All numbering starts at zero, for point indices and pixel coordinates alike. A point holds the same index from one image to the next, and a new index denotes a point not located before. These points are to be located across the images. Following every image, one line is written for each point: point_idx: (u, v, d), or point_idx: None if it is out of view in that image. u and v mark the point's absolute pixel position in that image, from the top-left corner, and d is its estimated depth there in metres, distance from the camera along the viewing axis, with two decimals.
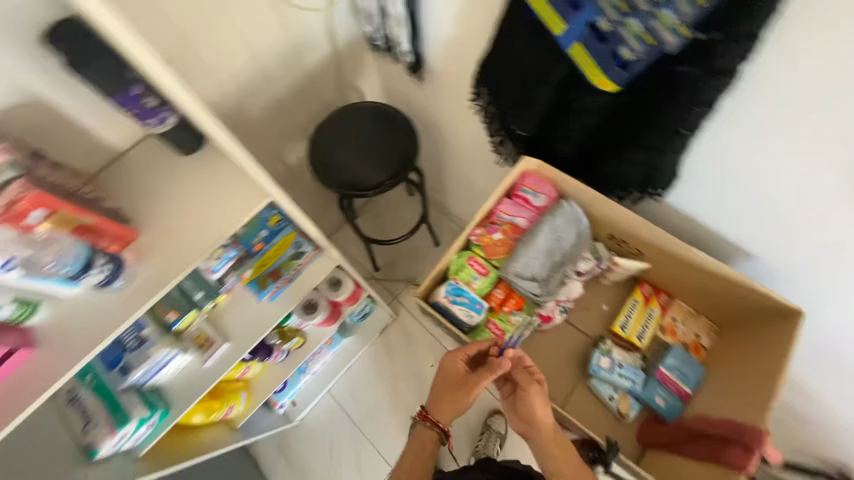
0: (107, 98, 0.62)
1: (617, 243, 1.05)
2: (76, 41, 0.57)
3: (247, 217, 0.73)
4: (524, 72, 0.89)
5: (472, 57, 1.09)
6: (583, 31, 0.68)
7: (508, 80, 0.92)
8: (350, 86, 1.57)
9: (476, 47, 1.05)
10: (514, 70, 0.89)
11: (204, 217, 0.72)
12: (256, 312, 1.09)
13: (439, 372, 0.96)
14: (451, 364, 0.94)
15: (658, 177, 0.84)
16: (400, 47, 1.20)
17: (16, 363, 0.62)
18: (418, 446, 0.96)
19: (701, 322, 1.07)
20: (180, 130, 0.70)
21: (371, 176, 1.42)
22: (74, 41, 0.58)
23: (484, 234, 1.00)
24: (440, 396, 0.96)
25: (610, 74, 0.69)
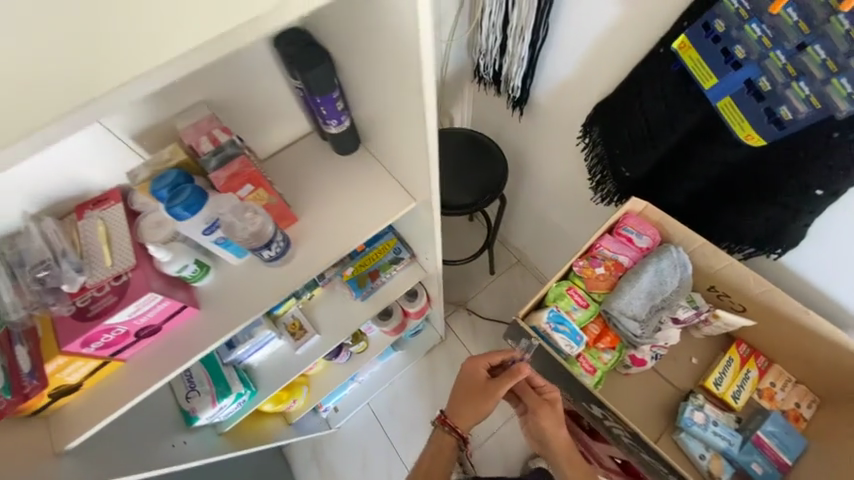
0: (308, 97, 0.69)
1: (718, 296, 1.04)
2: (301, 47, 0.66)
3: (393, 218, 0.78)
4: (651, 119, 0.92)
5: (587, 100, 1.15)
6: (739, 87, 0.72)
7: (631, 125, 0.97)
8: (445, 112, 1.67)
9: (595, 91, 1.11)
10: (642, 116, 0.93)
11: (355, 212, 0.78)
12: (348, 310, 1.13)
13: (460, 376, 0.97)
14: (471, 371, 0.95)
15: (784, 234, 0.85)
16: (512, 82, 1.28)
17: (183, 318, 0.67)
18: (437, 449, 0.98)
19: (802, 392, 1.02)
20: (347, 133, 0.78)
21: (459, 196, 1.48)
22: (296, 48, 0.66)
23: (587, 266, 1.01)
24: (459, 403, 0.96)
25: (761, 131, 0.73)
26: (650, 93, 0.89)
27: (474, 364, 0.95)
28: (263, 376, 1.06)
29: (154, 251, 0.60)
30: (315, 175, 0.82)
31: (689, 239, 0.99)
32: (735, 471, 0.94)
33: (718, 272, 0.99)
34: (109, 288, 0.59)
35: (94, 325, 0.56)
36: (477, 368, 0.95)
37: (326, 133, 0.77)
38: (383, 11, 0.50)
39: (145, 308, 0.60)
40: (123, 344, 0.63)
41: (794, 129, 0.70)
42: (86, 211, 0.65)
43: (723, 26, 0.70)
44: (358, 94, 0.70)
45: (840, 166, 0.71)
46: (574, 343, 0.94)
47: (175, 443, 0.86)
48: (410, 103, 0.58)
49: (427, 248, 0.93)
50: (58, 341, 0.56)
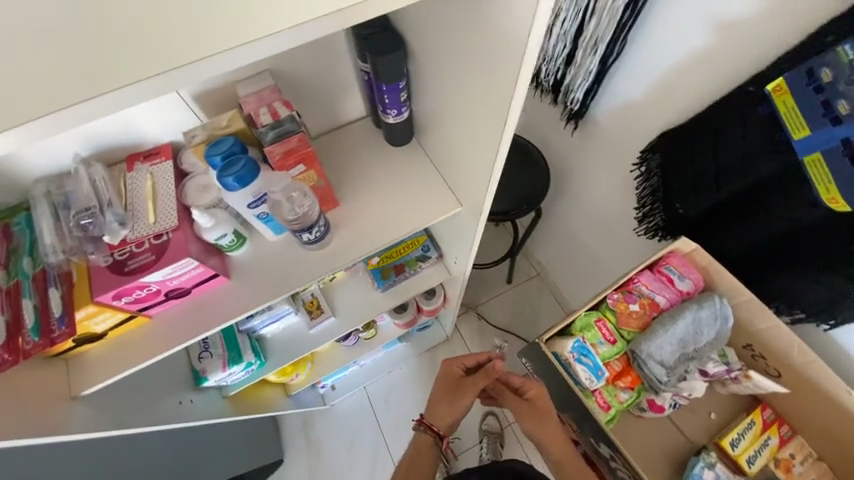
0: (374, 83, 0.67)
1: (753, 355, 0.99)
2: (378, 31, 0.63)
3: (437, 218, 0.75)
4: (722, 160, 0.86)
5: (652, 127, 1.09)
6: (834, 145, 0.66)
7: (698, 162, 0.91)
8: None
9: (662, 119, 1.05)
10: (713, 154, 0.87)
11: (398, 205, 0.75)
12: (367, 298, 1.12)
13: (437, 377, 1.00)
14: (446, 371, 0.99)
15: (844, 308, 0.79)
16: (573, 94, 1.21)
17: (212, 285, 0.66)
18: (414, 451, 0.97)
19: (821, 470, 0.97)
20: (404, 125, 0.76)
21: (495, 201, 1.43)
22: (373, 31, 0.63)
23: (621, 300, 0.97)
24: (436, 403, 0.98)
25: (846, 195, 0.68)
26: (729, 133, 0.83)
27: (450, 364, 0.99)
28: (274, 349, 1.06)
29: (197, 215, 0.59)
30: (363, 161, 0.79)
31: (735, 291, 0.94)
32: None
33: (758, 331, 0.93)
34: (148, 245, 0.58)
35: (129, 280, 0.56)
36: (452, 368, 0.98)
37: (383, 122, 0.75)
38: (481, 7, 0.47)
39: (178, 271, 0.59)
40: (152, 302, 0.62)
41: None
42: (136, 163, 0.64)
43: (830, 76, 0.64)
44: (425, 88, 0.67)
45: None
46: (595, 379, 0.92)
47: (183, 400, 0.87)
48: (487, 107, 0.55)
49: (461, 253, 0.90)
50: (91, 289, 0.55)
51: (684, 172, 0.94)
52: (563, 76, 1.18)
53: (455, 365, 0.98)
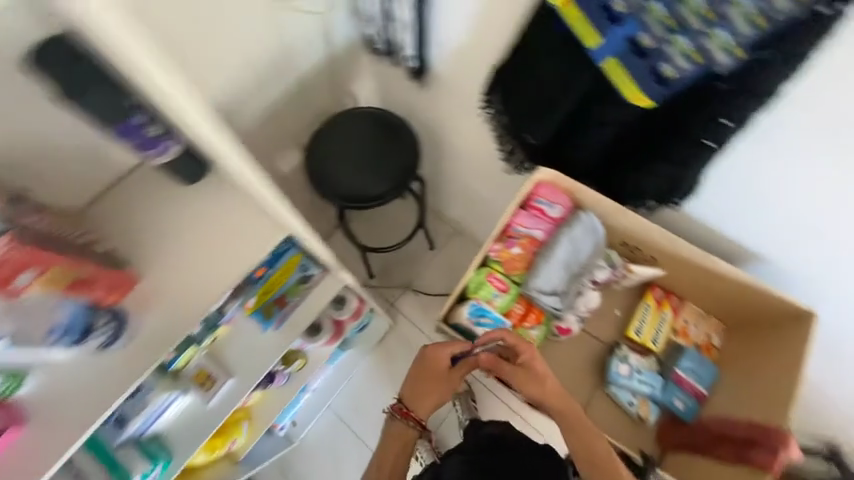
0: (104, 129, 0.55)
1: (631, 250, 1.05)
2: (69, 65, 0.49)
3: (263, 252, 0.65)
4: (544, 86, 0.85)
5: (480, 65, 1.05)
6: (620, 46, 0.65)
7: (526, 92, 0.89)
8: (345, 92, 1.49)
9: (486, 54, 1.01)
10: (532, 82, 0.86)
11: (231, 253, 0.71)
12: (261, 343, 1.01)
13: (415, 367, 0.96)
14: (425, 362, 0.94)
15: (681, 188, 0.84)
16: (404, 51, 1.16)
17: (7, 441, 0.62)
18: (399, 444, 0.95)
19: (711, 322, 1.08)
20: (184, 157, 0.66)
21: (371, 185, 1.35)
22: (68, 66, 0.50)
23: (503, 249, 0.99)
24: (418, 393, 0.96)
25: (647, 91, 0.66)
26: (540, 55, 0.81)
27: (433, 354, 0.93)
28: (178, 438, 0.94)
29: None
30: (177, 223, 0.72)
31: (598, 202, 0.98)
32: (661, 409, 1.01)
33: (626, 229, 0.99)
34: None
35: None
36: (435, 357, 0.93)
37: (154, 163, 0.63)
38: None
39: None
40: None
41: (675, 89, 0.65)
42: None
43: None
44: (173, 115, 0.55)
45: (726, 119, 0.68)
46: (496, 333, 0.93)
47: None
48: None
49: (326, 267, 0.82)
50: None
51: (520, 105, 0.93)
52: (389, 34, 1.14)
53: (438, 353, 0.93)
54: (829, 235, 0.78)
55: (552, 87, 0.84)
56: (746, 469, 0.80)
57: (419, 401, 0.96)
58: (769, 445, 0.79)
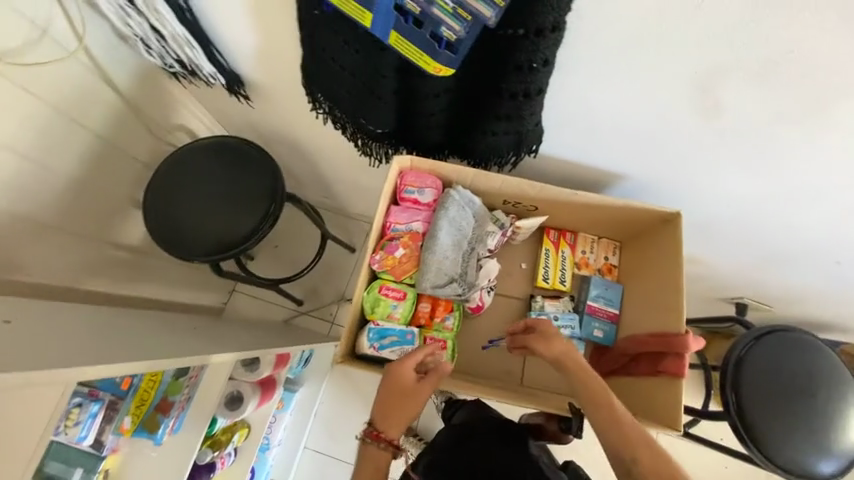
0: None
1: (514, 206, 1.03)
2: None
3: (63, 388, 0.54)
4: (355, 73, 0.75)
5: (290, 62, 0.91)
6: (392, 17, 0.57)
7: (341, 85, 0.79)
8: (173, 126, 1.27)
9: (290, 50, 0.88)
10: (340, 73, 0.76)
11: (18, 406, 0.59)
12: (161, 458, 0.87)
13: (383, 386, 0.81)
14: (397, 371, 0.81)
15: (527, 139, 0.80)
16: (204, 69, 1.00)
17: None
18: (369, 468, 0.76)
19: (604, 245, 1.12)
20: None
21: (239, 225, 1.19)
22: None
23: (386, 256, 0.91)
24: (388, 410, 0.79)
25: (441, 59, 0.60)
26: (330, 43, 0.71)
27: (403, 366, 0.81)
28: None
29: None
30: None
31: (462, 172, 0.92)
32: (586, 343, 1.05)
33: (499, 190, 0.96)
34: None
35: None
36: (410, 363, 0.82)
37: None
38: None
39: None
40: None
41: (466, 47, 0.58)
42: None
43: None
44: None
45: (527, 64, 0.63)
46: (407, 347, 0.88)
47: None
48: None
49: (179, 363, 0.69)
50: None
51: (343, 98, 0.82)
52: (175, 53, 0.96)
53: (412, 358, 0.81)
54: (665, 141, 0.80)
55: (361, 73, 0.75)
56: (660, 377, 0.86)
57: (391, 417, 0.79)
58: (672, 351, 0.85)
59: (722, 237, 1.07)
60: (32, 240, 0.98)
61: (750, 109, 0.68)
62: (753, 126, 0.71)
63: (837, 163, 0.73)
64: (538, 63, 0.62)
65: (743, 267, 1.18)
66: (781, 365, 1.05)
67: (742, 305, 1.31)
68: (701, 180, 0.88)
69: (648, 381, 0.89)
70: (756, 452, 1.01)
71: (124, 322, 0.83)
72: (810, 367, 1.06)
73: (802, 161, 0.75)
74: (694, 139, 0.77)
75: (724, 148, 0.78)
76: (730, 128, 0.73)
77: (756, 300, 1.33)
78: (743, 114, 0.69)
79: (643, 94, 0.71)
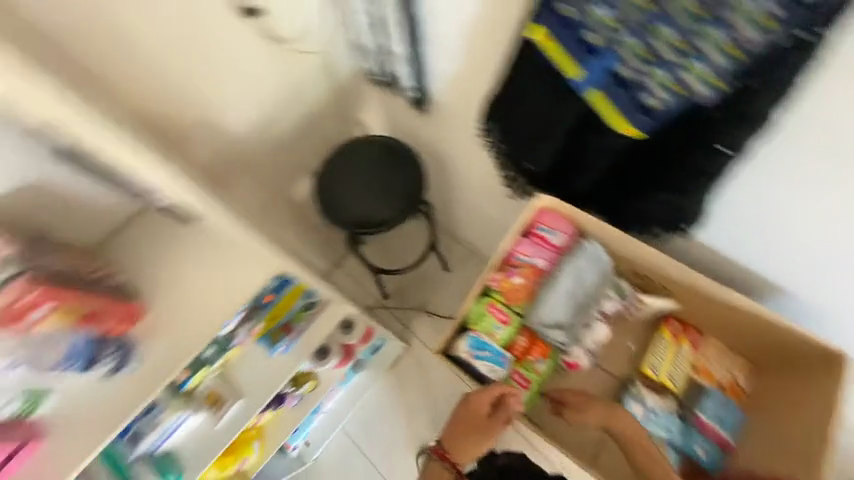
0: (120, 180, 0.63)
1: (640, 279, 1.00)
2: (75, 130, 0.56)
3: None
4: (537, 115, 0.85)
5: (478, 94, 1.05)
6: (602, 79, 0.65)
7: (520, 122, 0.89)
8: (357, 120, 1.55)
9: (482, 84, 1.02)
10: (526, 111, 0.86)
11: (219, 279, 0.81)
12: (269, 367, 1.06)
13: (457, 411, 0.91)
14: (466, 406, 0.89)
15: (684, 216, 0.80)
16: (402, 83, 1.21)
17: (28, 453, 0.70)
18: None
19: (733, 359, 1.00)
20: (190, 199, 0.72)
21: (379, 213, 1.39)
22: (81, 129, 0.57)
23: (504, 279, 0.96)
24: (460, 435, 0.92)
25: (634, 122, 0.66)
26: (530, 85, 0.82)
27: (477, 398, 0.88)
28: (187, 456, 0.98)
29: None
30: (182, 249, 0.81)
31: (602, 229, 0.94)
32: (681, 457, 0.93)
33: (633, 258, 0.94)
34: None
35: None
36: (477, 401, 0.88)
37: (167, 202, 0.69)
38: None
39: None
40: None
41: (661, 117, 0.65)
42: None
43: (574, 11, 0.63)
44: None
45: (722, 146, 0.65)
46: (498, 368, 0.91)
47: None
48: None
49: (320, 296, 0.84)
50: None
51: (516, 133, 0.92)
52: (388, 67, 1.20)
53: (481, 395, 0.86)
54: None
55: (547, 115, 0.83)
56: None
57: (459, 440, 0.91)
58: None
59: None
60: (239, 174, 1.28)
61: None
62: None
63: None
64: (728, 146, 0.65)
65: None
66: None
67: None
68: None
69: None
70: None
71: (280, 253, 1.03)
72: None
73: None
74: None
75: None
76: None
77: None
78: None
79: (845, 210, 0.66)
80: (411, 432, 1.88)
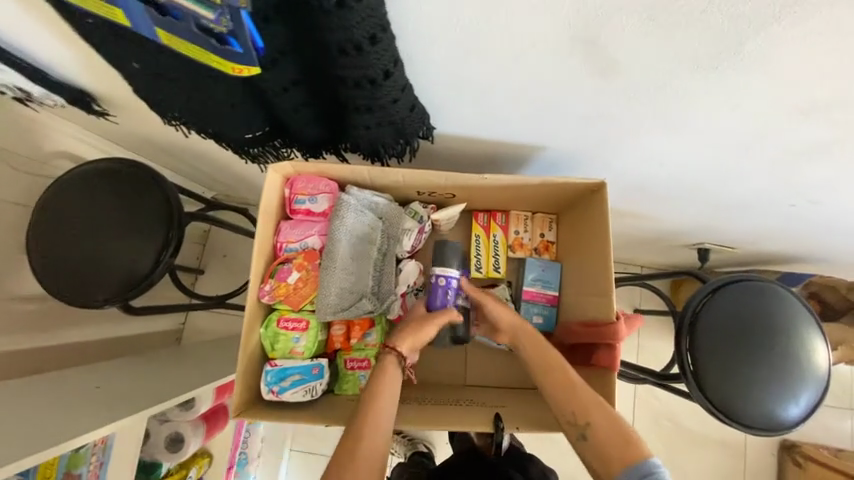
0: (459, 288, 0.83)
1: (430, 195, 0.91)
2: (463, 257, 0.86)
3: None
4: (180, 78, 0.63)
5: (116, 86, 0.81)
6: (149, 12, 0.43)
7: (174, 91, 0.66)
8: (50, 155, 1.19)
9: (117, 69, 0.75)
10: (167, 76, 0.63)
11: None
12: None
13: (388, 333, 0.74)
14: (382, 410, 0.65)
15: (407, 126, 0.69)
16: (36, 90, 0.89)
17: None
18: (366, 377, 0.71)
19: (539, 220, 1.00)
20: None
21: (141, 254, 1.08)
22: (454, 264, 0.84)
23: (277, 284, 0.78)
24: (377, 433, 0.62)
25: (234, 59, 0.46)
26: (139, 51, 0.59)
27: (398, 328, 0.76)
28: None
29: None
30: None
31: (352, 171, 0.81)
32: None
33: (402, 184, 0.85)
34: None
35: None
36: (378, 395, 0.66)
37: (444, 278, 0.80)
38: None
39: None
40: None
41: (277, 41, 0.52)
42: None
43: None
44: None
45: (364, 79, 0.54)
46: (314, 383, 0.76)
47: None
48: None
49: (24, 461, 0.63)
50: None
51: (183, 101, 0.68)
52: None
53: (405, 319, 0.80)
54: (575, 104, 0.65)
55: (193, 78, 0.62)
56: (595, 370, 0.78)
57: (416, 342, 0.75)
58: (604, 341, 0.76)
59: (659, 196, 0.98)
60: None
61: (649, 65, 0.53)
62: (658, 85, 0.57)
63: (768, 122, 0.61)
64: (367, 41, 0.48)
65: (692, 220, 1.10)
66: (738, 314, 1.04)
67: (702, 252, 1.32)
68: (614, 148, 0.77)
69: (583, 371, 0.82)
70: (727, 419, 1.01)
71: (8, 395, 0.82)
72: (776, 319, 1.04)
73: (731, 117, 0.62)
74: (605, 102, 0.63)
75: (642, 105, 0.63)
76: (631, 86, 0.58)
77: (718, 246, 1.33)
78: (648, 73, 0.55)
79: (543, 65, 0.57)
80: None
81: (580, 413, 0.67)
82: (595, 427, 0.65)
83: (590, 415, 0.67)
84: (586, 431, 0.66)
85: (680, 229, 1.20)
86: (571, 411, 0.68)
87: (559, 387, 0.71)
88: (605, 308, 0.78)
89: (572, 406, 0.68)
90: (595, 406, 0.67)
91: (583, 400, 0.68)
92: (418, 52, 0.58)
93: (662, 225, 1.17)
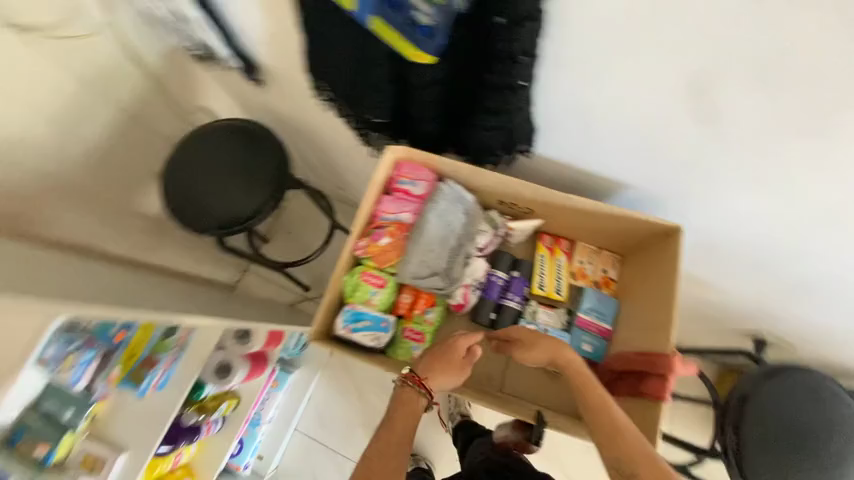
0: (503, 277, 1.03)
1: (510, 207, 1.02)
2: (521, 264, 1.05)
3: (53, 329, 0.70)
4: (350, 58, 0.77)
5: (285, 59, 1.01)
6: (373, 3, 0.60)
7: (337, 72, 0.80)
8: (197, 107, 1.45)
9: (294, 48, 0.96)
10: (334, 65, 0.79)
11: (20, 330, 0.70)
12: (147, 410, 0.93)
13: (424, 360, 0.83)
14: (398, 442, 0.74)
15: (517, 135, 0.80)
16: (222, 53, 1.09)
17: None
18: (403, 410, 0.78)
19: (604, 256, 1.07)
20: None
21: (249, 200, 1.26)
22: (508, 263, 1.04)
23: (370, 243, 0.91)
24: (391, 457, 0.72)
25: (421, 47, 0.62)
26: (329, 36, 0.75)
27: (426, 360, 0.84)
28: None
29: None
30: None
31: (454, 167, 0.93)
32: None
33: (492, 188, 0.95)
34: None
35: None
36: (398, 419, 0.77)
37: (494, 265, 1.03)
38: None
39: None
40: None
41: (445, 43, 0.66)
42: None
43: None
44: None
45: (507, 87, 0.67)
46: (380, 334, 0.88)
47: None
48: None
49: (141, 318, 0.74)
50: None
51: (341, 78, 0.81)
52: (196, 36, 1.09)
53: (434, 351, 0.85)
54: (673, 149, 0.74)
55: (356, 62, 0.77)
56: (642, 400, 0.81)
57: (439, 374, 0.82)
58: (657, 372, 0.79)
59: (730, 262, 1.00)
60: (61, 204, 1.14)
61: (754, 121, 0.62)
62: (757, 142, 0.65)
63: None
64: (521, 54, 0.62)
65: (758, 298, 1.10)
66: (790, 406, 1.00)
67: (760, 340, 1.28)
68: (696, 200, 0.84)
69: (628, 402, 0.85)
70: None
71: (122, 277, 0.98)
72: (830, 419, 0.99)
73: (824, 185, 0.67)
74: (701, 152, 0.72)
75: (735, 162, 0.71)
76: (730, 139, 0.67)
77: (775, 337, 1.29)
78: (748, 129, 0.64)
79: (654, 108, 0.68)
80: (366, 409, 1.87)
81: (605, 448, 0.69)
82: (633, 469, 0.65)
83: (613, 451, 0.68)
84: (613, 466, 0.67)
85: (742, 307, 1.19)
86: (598, 443, 0.70)
87: (593, 415, 0.73)
88: (663, 343, 0.82)
89: (601, 440, 0.70)
90: (626, 447, 0.67)
91: (612, 438, 0.69)
92: (551, 78, 0.71)
93: (723, 298, 1.17)
